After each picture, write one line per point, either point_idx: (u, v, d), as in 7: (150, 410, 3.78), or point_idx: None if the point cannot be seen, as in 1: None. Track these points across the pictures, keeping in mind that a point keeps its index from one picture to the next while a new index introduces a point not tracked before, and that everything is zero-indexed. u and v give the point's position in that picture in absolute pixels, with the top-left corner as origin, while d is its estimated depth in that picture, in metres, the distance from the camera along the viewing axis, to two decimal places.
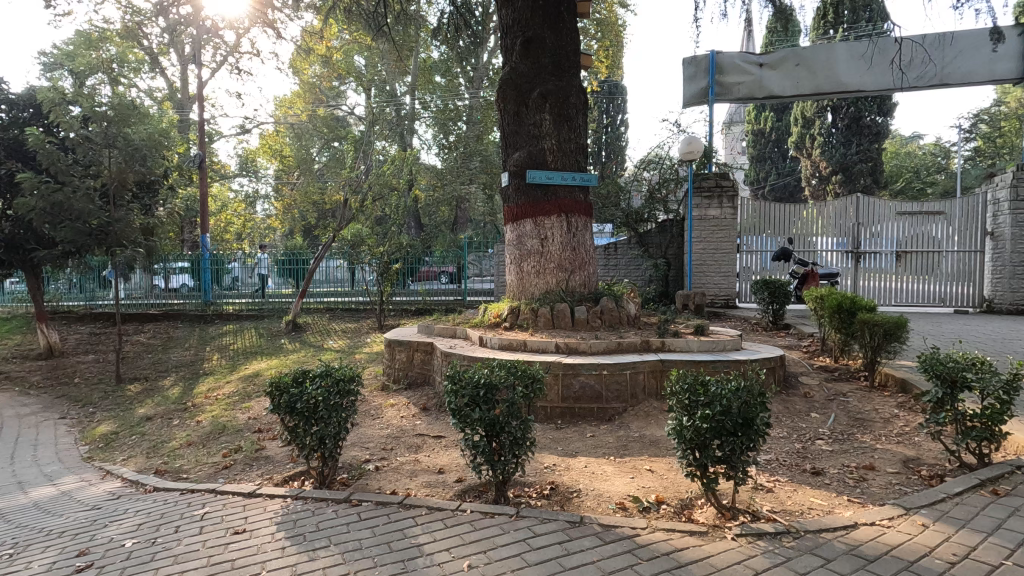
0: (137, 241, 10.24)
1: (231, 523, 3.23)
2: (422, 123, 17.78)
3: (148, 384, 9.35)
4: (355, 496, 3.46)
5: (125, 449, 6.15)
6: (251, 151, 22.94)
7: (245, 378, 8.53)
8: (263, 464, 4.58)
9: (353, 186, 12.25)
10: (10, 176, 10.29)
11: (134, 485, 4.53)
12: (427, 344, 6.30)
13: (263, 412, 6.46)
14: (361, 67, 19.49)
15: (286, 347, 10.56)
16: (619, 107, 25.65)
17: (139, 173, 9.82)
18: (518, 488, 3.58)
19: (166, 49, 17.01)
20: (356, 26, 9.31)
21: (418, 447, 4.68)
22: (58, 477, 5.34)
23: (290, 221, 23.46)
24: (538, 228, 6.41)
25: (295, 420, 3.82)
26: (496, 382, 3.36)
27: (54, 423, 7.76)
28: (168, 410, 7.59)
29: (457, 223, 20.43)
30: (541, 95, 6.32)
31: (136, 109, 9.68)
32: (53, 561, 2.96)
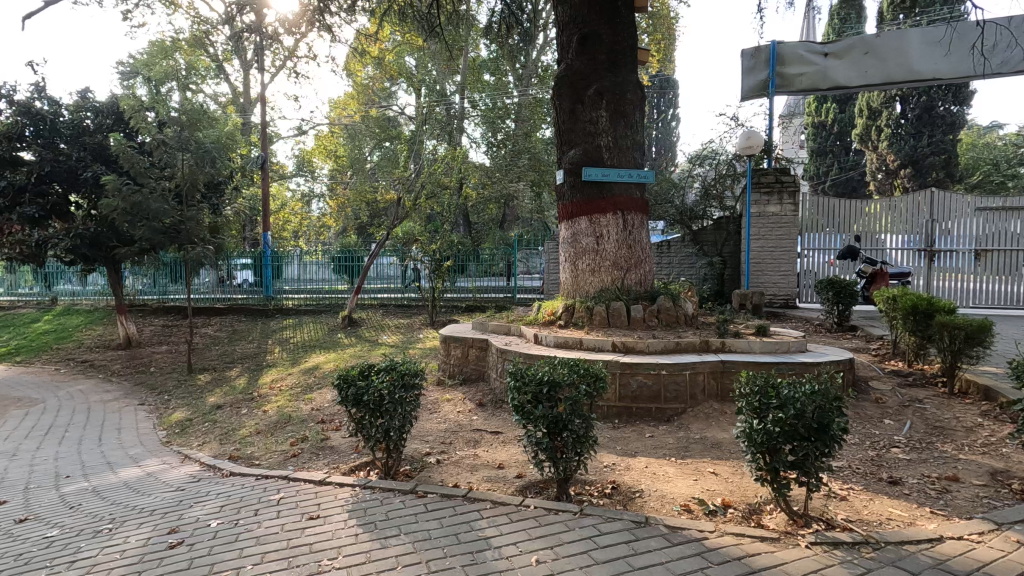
0: (205, 238, 10.83)
1: (305, 509, 3.38)
2: (471, 122, 17.96)
3: (216, 374, 9.90)
4: (420, 488, 3.56)
5: (200, 435, 6.54)
6: (307, 152, 23.79)
7: (306, 370, 8.90)
8: (329, 454, 4.77)
9: (405, 185, 12.58)
10: (95, 178, 11.04)
11: (212, 469, 4.82)
12: (482, 341, 6.38)
13: (326, 404, 6.72)
14: (412, 67, 19.79)
15: (343, 342, 10.92)
16: (670, 101, 25.07)
17: (209, 174, 10.37)
18: (579, 486, 3.59)
19: (230, 55, 17.82)
20: (411, 29, 9.52)
21: (476, 441, 4.76)
22: (143, 458, 5.73)
23: (344, 219, 24.20)
24: (593, 226, 6.37)
25: (362, 412, 3.96)
26: (558, 380, 3.37)
27: (135, 409, 8.33)
28: (236, 399, 8.01)
29: (505, 221, 20.55)
30: (597, 92, 6.27)
31: (205, 113, 10.19)
32: (147, 537, 3.19)
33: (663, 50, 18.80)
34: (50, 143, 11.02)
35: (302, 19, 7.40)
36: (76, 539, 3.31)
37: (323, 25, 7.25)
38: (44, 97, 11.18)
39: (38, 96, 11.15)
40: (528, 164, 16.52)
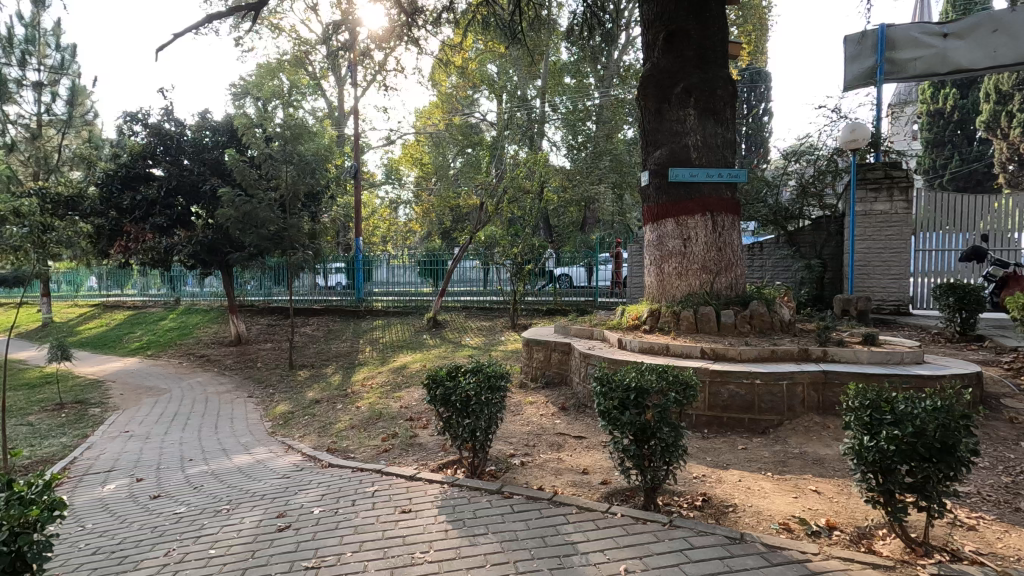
0: (305, 244, 11.66)
1: (398, 503, 3.54)
2: (551, 125, 18.00)
3: (314, 370, 10.61)
4: (506, 488, 3.61)
5: (300, 427, 7.04)
6: (394, 160, 24.89)
7: (395, 369, 9.33)
8: (417, 450, 4.96)
9: (488, 190, 12.84)
10: (213, 190, 12.22)
11: (312, 459, 5.18)
12: (564, 345, 6.37)
13: (413, 402, 7.00)
14: (494, 74, 20.13)
15: (428, 342, 11.33)
16: (761, 95, 23.74)
17: (309, 184, 11.14)
18: (668, 496, 3.48)
19: (327, 72, 19.04)
20: (494, 37, 9.68)
21: (560, 445, 4.76)
22: (252, 446, 6.26)
23: (429, 224, 25.08)
24: (680, 228, 6.17)
25: (450, 412, 4.08)
26: (646, 386, 3.28)
27: (245, 401, 9.11)
28: (332, 394, 8.54)
29: (586, 224, 20.40)
30: (684, 90, 6.09)
31: (306, 128, 10.97)
32: (259, 519, 3.49)
33: (754, 42, 17.87)
34: (175, 160, 12.33)
35: (392, 35, 7.74)
36: (201, 517, 3.68)
37: (411, 39, 7.55)
38: (172, 119, 12.54)
39: (166, 118, 12.50)
40: (609, 165, 16.30)
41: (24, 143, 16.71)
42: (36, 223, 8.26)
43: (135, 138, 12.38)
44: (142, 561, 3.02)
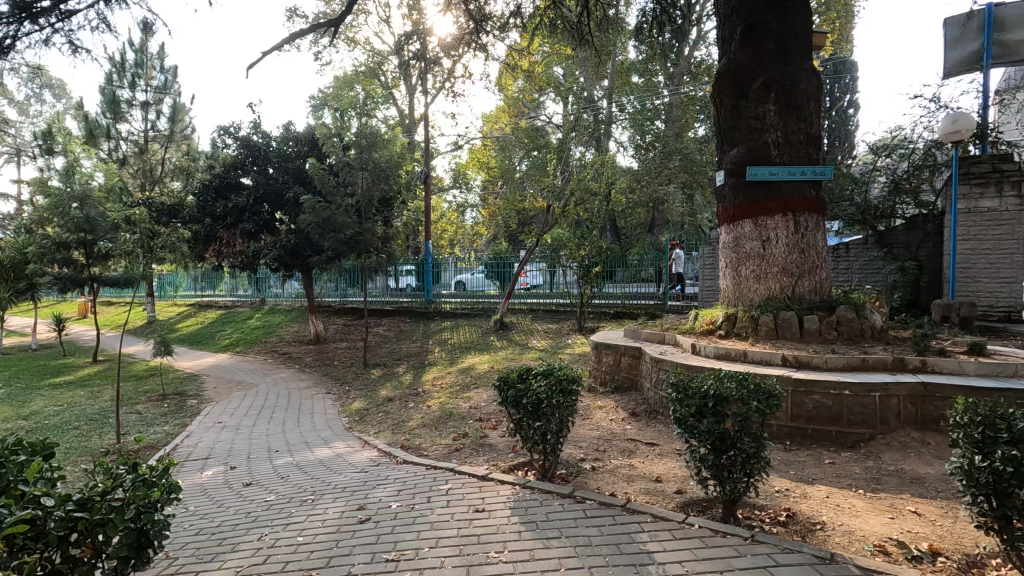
0: (379, 248, 12.15)
1: (472, 501, 3.61)
2: (618, 126, 17.73)
3: (387, 369, 11.01)
4: (578, 493, 3.59)
5: (375, 423, 7.33)
6: (462, 165, 25.37)
7: (463, 370, 9.52)
8: (487, 451, 5.04)
9: (555, 193, 12.83)
10: (296, 197, 12.98)
11: (388, 455, 5.38)
12: (635, 349, 6.25)
13: (482, 403, 7.10)
14: (560, 76, 20.09)
15: (496, 344, 11.49)
16: (846, 86, 22.28)
17: (383, 190, 11.60)
18: (748, 510, 3.34)
19: (399, 81, 19.69)
20: (561, 40, 9.65)
21: (631, 451, 4.68)
22: (332, 440, 6.59)
23: (495, 227, 25.36)
24: (759, 229, 5.91)
25: (521, 413, 4.11)
26: (726, 394, 3.16)
27: (323, 397, 9.60)
28: (403, 393, 8.83)
29: (654, 226, 19.91)
30: (763, 85, 5.83)
31: (379, 136, 11.42)
32: (342, 511, 3.67)
33: (839, 30, 16.79)
34: (262, 169, 13.20)
35: (460, 42, 7.91)
36: (289, 505, 3.92)
37: (479, 45, 7.66)
38: (259, 131, 13.43)
39: (254, 131, 13.42)
40: (679, 165, 15.84)
41: (133, 158, 18.47)
42: (145, 230, 9.12)
43: (227, 150, 13.36)
44: (240, 544, 3.26)
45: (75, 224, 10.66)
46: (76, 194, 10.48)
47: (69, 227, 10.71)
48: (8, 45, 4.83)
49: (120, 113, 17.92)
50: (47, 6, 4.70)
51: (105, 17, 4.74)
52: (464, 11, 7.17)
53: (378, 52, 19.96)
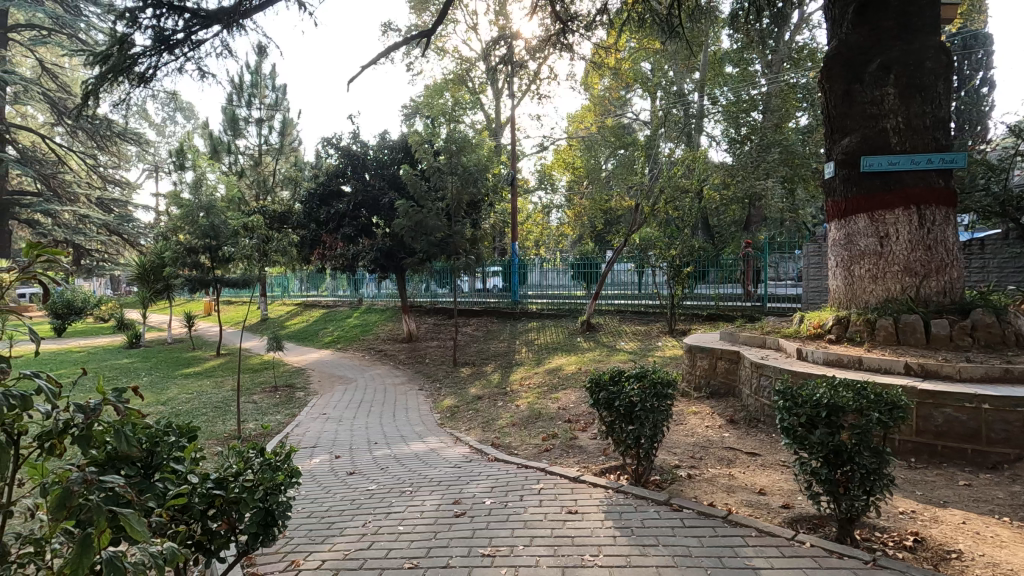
0: (468, 250, 12.46)
1: (564, 503, 3.60)
2: (711, 119, 16.91)
3: (475, 368, 11.29)
4: (675, 501, 3.47)
5: (466, 420, 7.53)
6: (547, 167, 25.39)
7: (550, 370, 9.54)
8: (578, 453, 5.00)
9: (644, 192, 12.49)
10: (391, 202, 13.62)
11: (479, 453, 5.51)
12: (733, 353, 5.95)
13: (571, 404, 7.08)
14: (648, 71, 19.50)
15: (583, 345, 11.40)
16: (979, 63, 19.79)
17: (472, 193, 11.87)
18: (867, 531, 3.07)
19: (485, 86, 20.02)
20: (650, 34, 9.33)
21: (730, 460, 4.45)
22: (426, 435, 6.85)
23: (581, 228, 25.12)
24: (875, 225, 5.40)
25: (613, 416, 4.04)
26: (842, 403, 2.91)
27: (416, 392, 10.02)
28: (492, 392, 8.99)
29: (751, 223, 18.81)
30: (881, 67, 5.32)
31: (468, 140, 11.70)
32: (438, 504, 3.79)
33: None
34: (360, 176, 13.98)
35: (547, 44, 7.91)
36: (389, 495, 4.12)
37: (565, 45, 7.62)
38: (358, 141, 14.26)
39: (353, 141, 14.26)
40: (779, 158, 14.83)
41: (249, 170, 20.28)
42: (261, 235, 10.00)
43: (330, 160, 14.32)
44: (346, 529, 3.47)
45: (202, 231, 11.89)
46: (203, 205, 11.97)
47: (197, 234, 11.97)
48: (150, 74, 5.49)
49: (238, 130, 19.75)
50: (181, 38, 5.30)
51: (228, 44, 5.26)
52: (550, 13, 7.18)
53: (466, 59, 20.45)
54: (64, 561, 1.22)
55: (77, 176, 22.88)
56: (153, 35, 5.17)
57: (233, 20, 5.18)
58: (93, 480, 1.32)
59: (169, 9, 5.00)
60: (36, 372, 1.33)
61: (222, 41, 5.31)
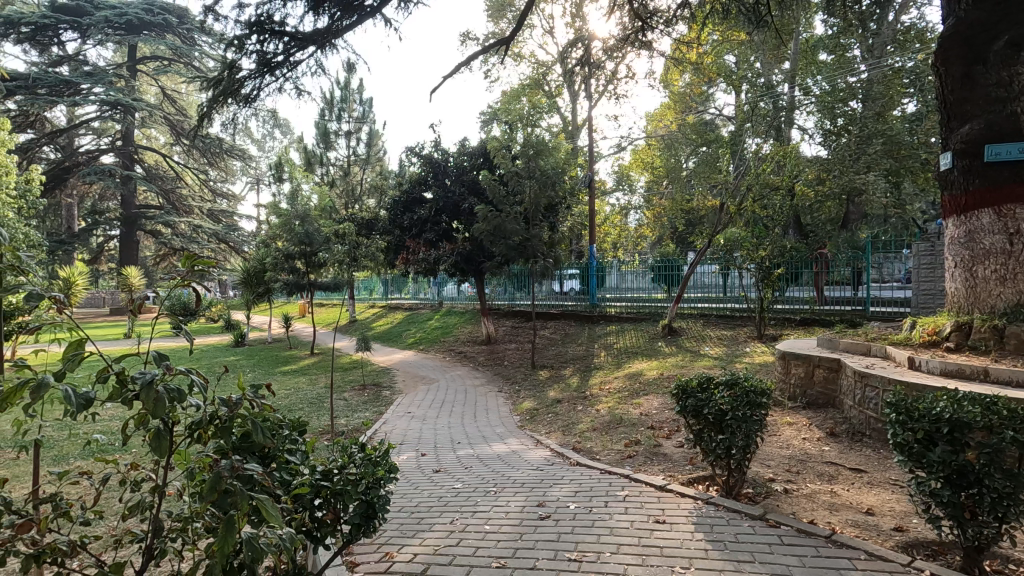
0: (546, 253, 12.47)
1: (651, 512, 3.52)
2: (803, 111, 15.80)
3: (554, 371, 11.28)
4: (771, 516, 3.29)
5: (545, 423, 7.55)
6: (625, 167, 24.88)
7: (631, 375, 9.33)
8: (663, 461, 4.87)
9: (729, 190, 11.90)
10: (470, 207, 13.94)
11: (561, 456, 5.50)
12: (833, 361, 5.56)
13: (654, 410, 6.90)
14: (733, 64, 18.58)
15: (664, 350, 11.08)
16: None
17: (550, 196, 11.87)
18: (999, 563, 2.75)
19: (561, 89, 19.94)
20: (734, 25, 8.86)
21: (832, 476, 4.16)
22: (506, 437, 6.94)
23: (661, 229, 24.40)
24: (1003, 221, 4.85)
25: (702, 425, 3.89)
26: (968, 420, 2.62)
27: (496, 394, 10.17)
28: (572, 395, 8.94)
29: (849, 221, 17.40)
30: (1009, 44, 4.78)
31: (545, 144, 11.74)
32: (522, 505, 3.83)
33: None
34: (441, 183, 14.43)
35: (626, 44, 7.77)
36: (474, 494, 4.22)
37: (645, 43, 7.46)
38: (439, 149, 14.72)
39: (435, 149, 14.75)
40: (882, 150, 13.62)
41: (339, 180, 21.52)
42: (351, 241, 10.59)
43: (413, 168, 14.89)
44: (434, 525, 3.58)
45: (298, 238, 12.76)
46: (299, 214, 12.93)
47: (294, 241, 12.87)
48: (254, 94, 5.97)
49: (329, 142, 21.00)
50: (281, 59, 5.72)
51: (322, 63, 5.61)
52: (629, 11, 7.06)
53: (542, 63, 20.47)
54: (213, 538, 1.35)
55: (192, 190, 25.37)
56: (258, 59, 5.62)
57: (327, 40, 5.53)
58: (238, 467, 1.46)
59: (271, 34, 5.41)
60: (189, 369, 1.49)
61: (316, 61, 5.67)
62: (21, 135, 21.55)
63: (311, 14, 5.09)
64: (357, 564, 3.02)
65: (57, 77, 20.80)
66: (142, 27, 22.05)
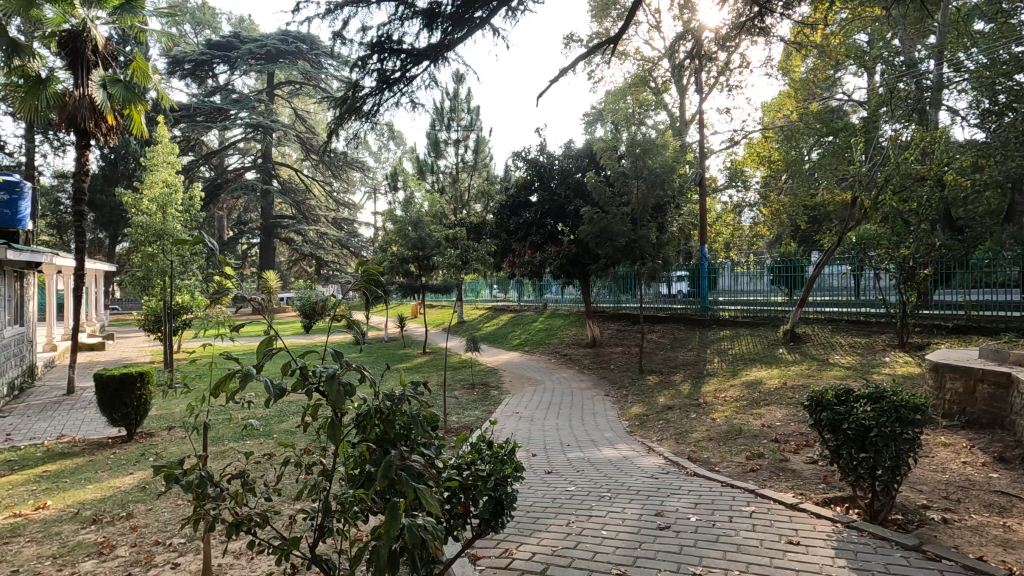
0: (654, 254, 12.09)
1: (783, 531, 3.28)
2: (954, 90, 13.80)
3: (663, 377, 10.89)
4: (929, 548, 2.93)
5: (657, 430, 7.33)
6: (739, 162, 23.40)
7: (749, 384, 8.75)
8: (792, 477, 4.52)
9: (863, 183, 10.76)
10: (576, 210, 13.91)
11: (676, 465, 5.32)
12: (1000, 376, 4.84)
13: (778, 422, 6.43)
14: (866, 43, 16.71)
15: (786, 358, 10.28)
16: None
17: (659, 196, 11.51)
18: None
19: (669, 84, 19.15)
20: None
21: (1003, 508, 3.62)
22: (617, 442, 6.84)
23: (779, 227, 22.66)
24: None
25: (841, 441, 3.54)
26: None
27: (603, 398, 10.03)
28: (684, 402, 8.57)
29: (1015, 214, 14.95)
30: None
31: (654, 142, 11.42)
32: (640, 513, 3.75)
33: None
34: (546, 186, 14.54)
35: (742, 31, 7.30)
36: (589, 498, 4.20)
37: (765, 30, 6.94)
38: (545, 152, 14.85)
39: (540, 153, 14.89)
40: None
41: (448, 187, 22.45)
42: (463, 245, 11.00)
43: (519, 172, 15.15)
44: (551, 525, 3.61)
45: (412, 243, 13.51)
46: (413, 220, 13.70)
47: (408, 246, 13.64)
48: (374, 110, 6.40)
49: (439, 151, 21.98)
50: (399, 76, 6.09)
51: (434, 76, 5.88)
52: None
53: (649, 59, 19.77)
54: (380, 521, 1.48)
55: (319, 200, 27.79)
56: (379, 77, 6.04)
57: (439, 54, 5.79)
58: (403, 459, 1.60)
59: (389, 52, 5.78)
60: (361, 367, 1.66)
61: (429, 75, 5.97)
62: (185, 158, 24.92)
63: (426, 30, 5.38)
64: (479, 558, 3.13)
65: (211, 105, 23.79)
66: (278, 56, 24.55)
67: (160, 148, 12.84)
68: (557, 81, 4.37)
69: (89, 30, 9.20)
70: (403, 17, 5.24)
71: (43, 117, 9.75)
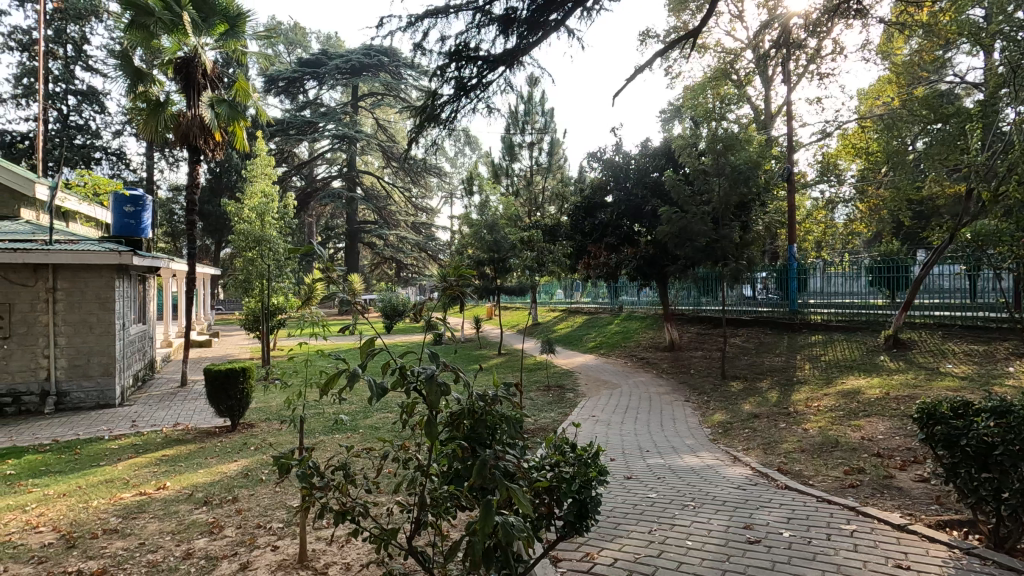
0: (737, 254, 11.55)
1: (891, 554, 3.03)
2: None
3: (748, 383, 10.36)
4: None
5: (742, 438, 6.98)
6: (832, 155, 21.82)
7: (845, 393, 8.13)
8: (898, 495, 4.17)
9: (980, 173, 9.69)
10: (654, 210, 13.56)
11: (765, 476, 5.05)
12: None
13: (880, 436, 5.93)
14: (982, 17, 15.03)
15: (888, 366, 9.45)
16: None
17: (742, 194, 10.97)
18: None
19: (752, 76, 18.21)
20: None
21: None
22: (698, 449, 6.59)
23: (879, 224, 20.88)
24: None
25: (957, 458, 3.22)
26: None
27: (683, 404, 9.70)
28: (772, 411, 8.10)
29: None
30: None
31: (738, 137, 10.91)
32: (727, 525, 3.60)
33: None
34: (622, 186, 14.28)
35: (836, 16, 6.80)
36: (671, 506, 4.09)
37: (863, 12, 6.43)
38: (620, 152, 14.60)
39: (615, 153, 14.66)
40: None
41: (523, 189, 22.62)
42: (538, 248, 11.06)
43: (594, 173, 14.98)
44: (632, 532, 3.56)
45: (488, 246, 13.76)
46: (488, 224, 13.95)
47: (484, 249, 13.89)
48: (451, 117, 6.58)
49: (513, 155, 22.20)
50: (476, 82, 6.23)
51: (510, 80, 5.97)
52: None
53: (731, 50, 18.90)
54: (475, 518, 1.53)
55: (399, 206, 28.90)
56: (456, 85, 6.21)
57: (515, 58, 5.87)
58: (496, 458, 1.65)
59: (467, 60, 5.92)
60: (456, 368, 1.73)
61: (505, 80, 6.06)
62: (280, 169, 26.81)
63: (502, 36, 5.46)
64: (560, 560, 3.14)
65: (302, 119, 25.44)
66: (362, 69, 25.84)
67: (259, 161, 13.89)
68: (636, 78, 4.30)
69: (199, 55, 10.11)
70: (480, 24, 5.35)
71: (162, 137, 10.83)
